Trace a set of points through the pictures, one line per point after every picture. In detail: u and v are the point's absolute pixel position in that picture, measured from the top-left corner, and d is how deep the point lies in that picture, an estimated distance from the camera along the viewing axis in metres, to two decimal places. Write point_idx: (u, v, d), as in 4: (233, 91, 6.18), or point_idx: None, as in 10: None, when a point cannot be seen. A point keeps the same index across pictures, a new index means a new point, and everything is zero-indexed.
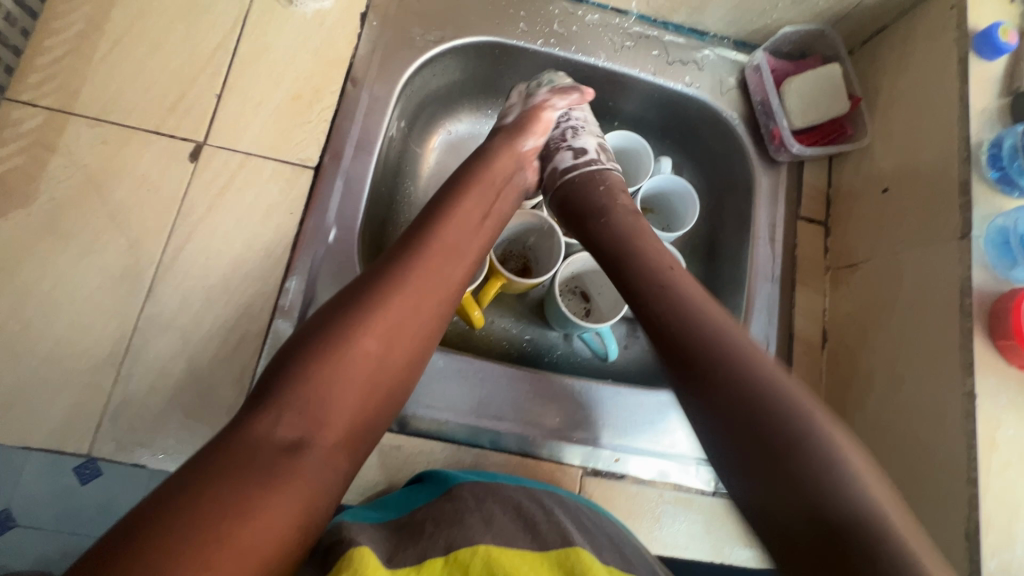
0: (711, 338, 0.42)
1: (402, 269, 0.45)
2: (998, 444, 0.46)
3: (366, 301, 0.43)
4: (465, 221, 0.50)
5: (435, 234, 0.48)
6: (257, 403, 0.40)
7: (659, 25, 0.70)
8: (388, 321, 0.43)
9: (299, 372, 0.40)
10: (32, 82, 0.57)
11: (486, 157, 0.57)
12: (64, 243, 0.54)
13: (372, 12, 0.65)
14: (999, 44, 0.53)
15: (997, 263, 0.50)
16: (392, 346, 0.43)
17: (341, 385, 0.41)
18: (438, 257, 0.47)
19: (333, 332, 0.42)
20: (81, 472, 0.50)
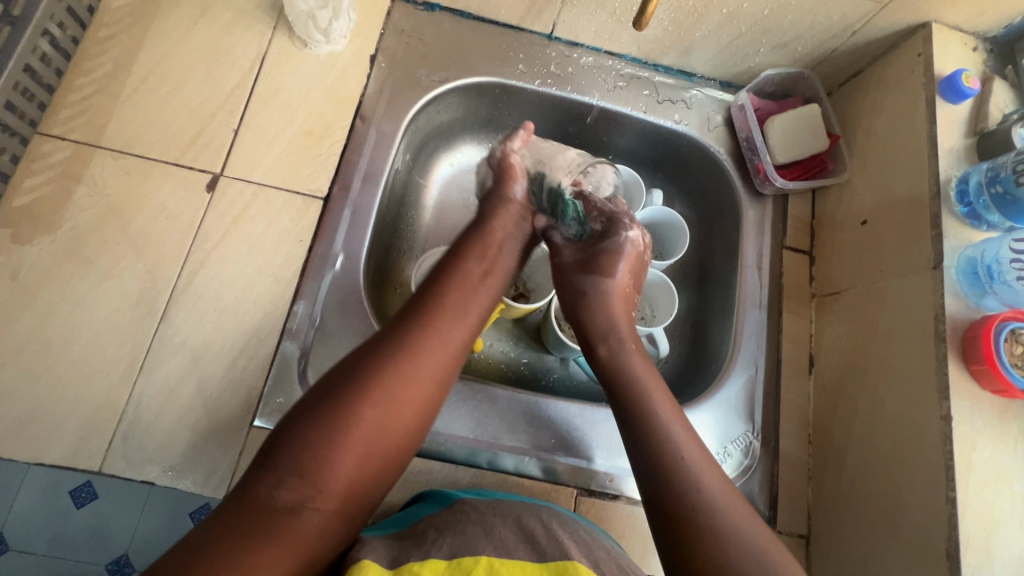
0: (647, 414, 0.49)
1: (405, 336, 0.48)
2: (974, 466, 0.48)
3: (370, 367, 0.46)
4: (469, 284, 0.54)
5: (440, 302, 0.51)
6: (263, 464, 0.42)
7: (650, 67, 0.75)
8: (388, 389, 0.45)
9: (303, 435, 0.42)
10: (62, 118, 0.61)
11: (484, 217, 0.60)
12: (85, 268, 0.57)
13: (381, 54, 0.70)
14: (962, 89, 0.58)
15: (968, 292, 0.52)
16: (389, 414, 0.45)
17: (341, 451, 0.42)
18: (441, 322, 0.50)
19: (337, 397, 0.44)
20: (88, 491, 0.52)
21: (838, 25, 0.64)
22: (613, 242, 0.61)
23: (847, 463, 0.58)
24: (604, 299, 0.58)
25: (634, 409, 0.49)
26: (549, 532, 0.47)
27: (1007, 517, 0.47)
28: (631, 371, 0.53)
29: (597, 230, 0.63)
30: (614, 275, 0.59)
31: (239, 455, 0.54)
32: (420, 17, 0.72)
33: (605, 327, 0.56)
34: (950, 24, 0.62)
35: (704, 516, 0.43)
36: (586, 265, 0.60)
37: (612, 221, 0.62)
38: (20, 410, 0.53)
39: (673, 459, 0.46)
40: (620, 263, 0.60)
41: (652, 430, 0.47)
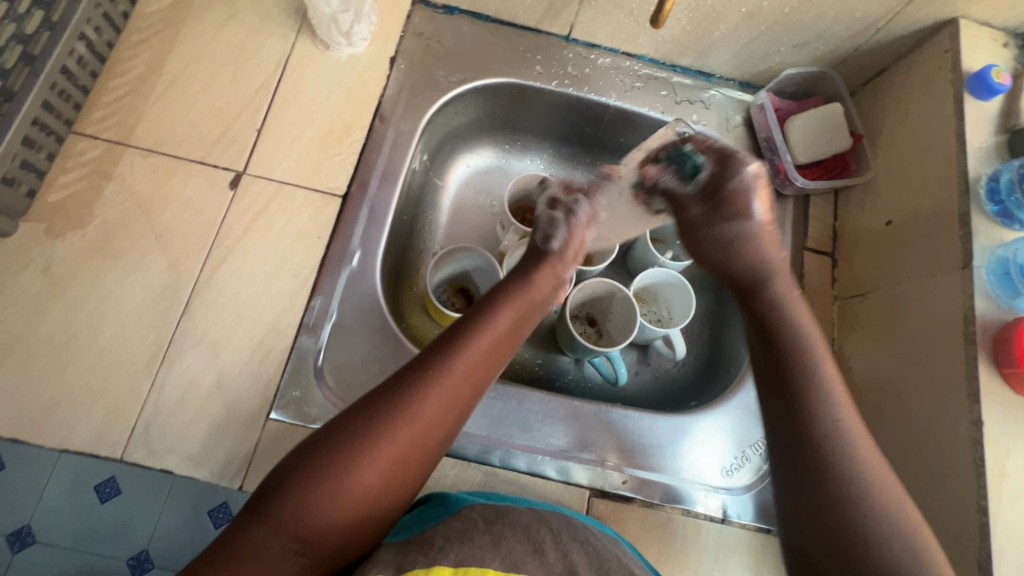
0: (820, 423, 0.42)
1: (417, 398, 0.44)
2: (1008, 473, 0.46)
3: (373, 429, 0.42)
4: (494, 339, 0.49)
5: (460, 359, 0.46)
6: (260, 505, 0.41)
7: (668, 67, 0.75)
8: (392, 456, 0.42)
9: (301, 487, 0.41)
10: (96, 118, 0.64)
11: (524, 274, 0.53)
12: (113, 261, 0.59)
13: (400, 56, 0.71)
14: (992, 85, 0.56)
15: (1000, 293, 0.51)
16: (390, 480, 0.43)
17: (335, 513, 0.41)
18: (457, 384, 0.45)
19: (339, 453, 0.42)
20: (109, 487, 0.53)
21: (861, 22, 0.63)
22: (735, 181, 0.47)
23: None
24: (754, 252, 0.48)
25: (803, 378, 0.44)
26: (558, 546, 0.46)
27: None
28: (795, 329, 0.46)
29: (709, 172, 0.48)
30: (753, 215, 0.48)
31: (255, 446, 0.55)
32: (439, 20, 0.73)
33: (757, 286, 0.49)
34: (978, 20, 0.60)
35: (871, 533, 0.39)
36: (718, 214, 0.49)
37: (718, 161, 0.48)
38: (47, 398, 0.54)
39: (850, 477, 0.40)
40: (754, 199, 0.48)
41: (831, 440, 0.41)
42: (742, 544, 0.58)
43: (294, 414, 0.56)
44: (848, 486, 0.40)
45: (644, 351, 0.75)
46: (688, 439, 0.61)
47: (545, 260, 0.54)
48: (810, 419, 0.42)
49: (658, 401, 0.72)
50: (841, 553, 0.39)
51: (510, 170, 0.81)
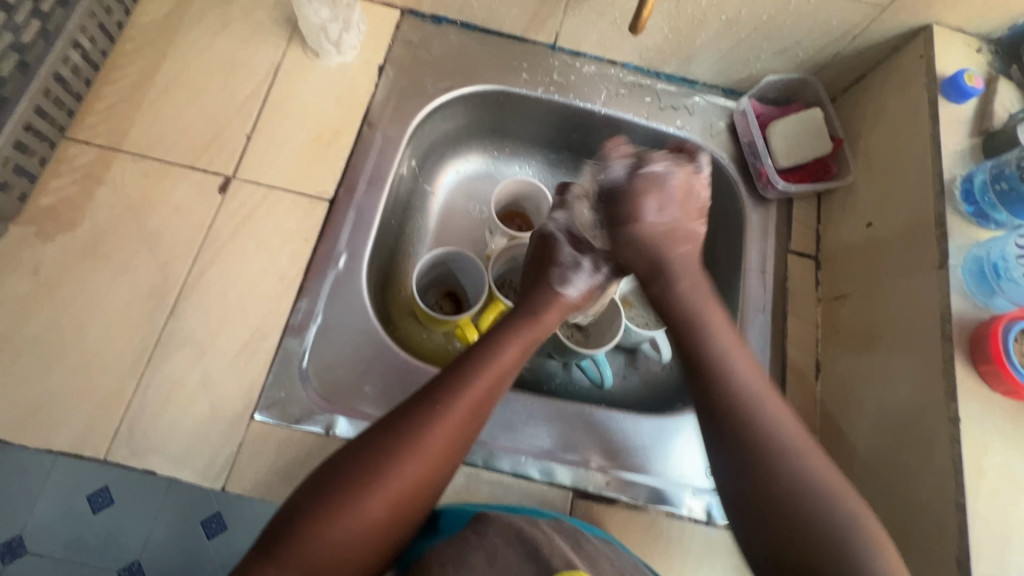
0: (740, 408, 0.47)
1: (423, 435, 0.46)
2: (985, 471, 0.46)
3: (382, 462, 0.45)
4: (496, 375, 0.51)
5: (464, 396, 0.49)
6: (270, 539, 0.43)
7: (652, 75, 0.76)
8: (399, 491, 0.45)
9: (312, 523, 0.43)
10: (89, 124, 0.65)
11: (532, 310, 0.57)
12: (101, 264, 0.60)
13: (389, 64, 0.72)
14: (965, 88, 0.58)
15: (977, 292, 0.51)
16: (397, 513, 0.45)
17: (345, 546, 0.43)
18: (461, 421, 0.48)
19: (349, 488, 0.44)
20: (96, 498, 0.53)
21: (838, 29, 0.64)
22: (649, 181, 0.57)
23: (855, 471, 0.56)
24: (660, 243, 0.56)
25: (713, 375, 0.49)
26: (551, 543, 0.47)
27: (1019, 525, 0.45)
28: (695, 312, 0.53)
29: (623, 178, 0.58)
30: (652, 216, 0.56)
31: (239, 447, 0.55)
32: (428, 29, 0.74)
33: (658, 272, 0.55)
34: (952, 26, 0.61)
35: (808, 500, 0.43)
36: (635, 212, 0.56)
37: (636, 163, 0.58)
38: (32, 399, 0.55)
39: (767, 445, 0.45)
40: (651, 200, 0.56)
41: (746, 419, 0.46)
42: (727, 545, 0.57)
43: (279, 414, 0.57)
44: (779, 459, 0.44)
45: (632, 354, 0.76)
46: (673, 439, 0.62)
47: (548, 294, 0.59)
48: (726, 399, 0.48)
49: (644, 404, 0.73)
50: (794, 524, 0.42)
51: (499, 177, 0.83)
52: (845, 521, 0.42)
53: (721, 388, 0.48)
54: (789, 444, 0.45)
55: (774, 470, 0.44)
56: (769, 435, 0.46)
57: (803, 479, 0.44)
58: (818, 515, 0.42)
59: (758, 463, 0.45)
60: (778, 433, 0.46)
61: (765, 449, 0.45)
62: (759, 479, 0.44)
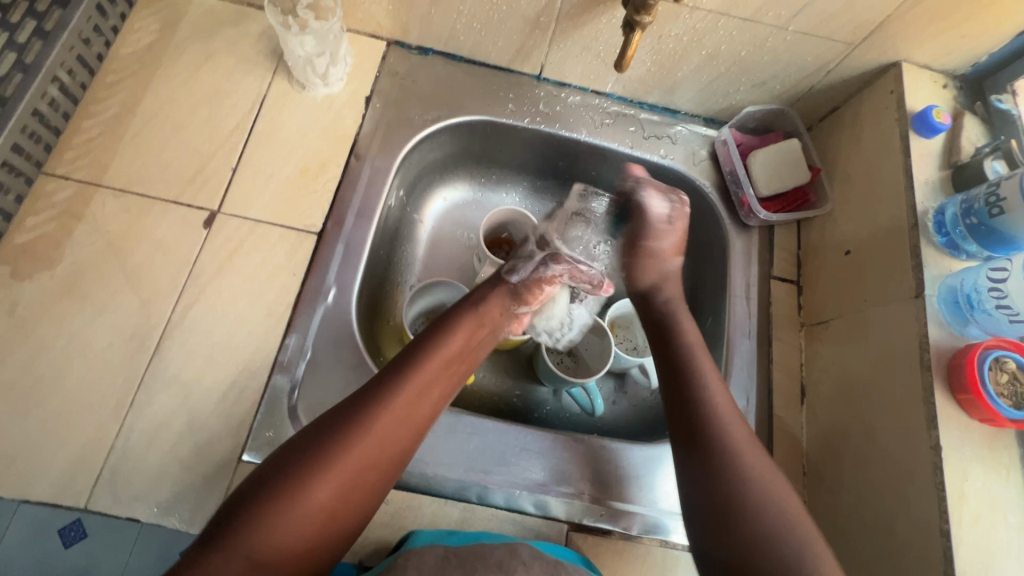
0: (712, 419, 0.53)
1: (373, 417, 0.47)
2: (967, 496, 0.48)
3: (331, 442, 0.45)
4: (445, 360, 0.53)
5: (412, 378, 0.50)
6: (212, 534, 0.41)
7: (636, 105, 0.78)
8: (349, 473, 0.45)
9: (260, 510, 0.42)
10: (67, 159, 0.64)
11: (481, 302, 0.60)
12: (81, 304, 0.58)
13: (376, 95, 0.72)
14: (934, 124, 0.60)
15: (952, 321, 0.53)
16: (347, 497, 0.45)
17: (291, 533, 0.42)
18: (411, 403, 0.49)
19: (296, 470, 0.44)
20: (66, 534, 0.51)
21: (813, 64, 0.67)
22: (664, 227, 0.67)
23: (842, 496, 0.57)
24: (671, 279, 0.67)
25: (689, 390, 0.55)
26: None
27: (1001, 549, 0.47)
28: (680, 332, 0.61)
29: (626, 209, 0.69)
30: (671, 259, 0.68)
31: (226, 490, 0.54)
32: (414, 61, 0.75)
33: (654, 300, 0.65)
34: (919, 63, 0.64)
35: (754, 507, 0.48)
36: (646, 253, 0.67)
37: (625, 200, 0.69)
38: (8, 446, 0.53)
39: (732, 454, 0.51)
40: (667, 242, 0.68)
41: (714, 428, 0.52)
42: None
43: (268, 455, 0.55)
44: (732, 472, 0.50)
45: (621, 379, 0.76)
46: (665, 467, 0.62)
47: (498, 285, 0.61)
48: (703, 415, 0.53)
49: (635, 430, 0.73)
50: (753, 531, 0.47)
51: (486, 204, 0.83)
52: (793, 533, 0.46)
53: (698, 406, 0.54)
54: (752, 460, 0.50)
55: (732, 479, 0.49)
56: (734, 449, 0.51)
57: (750, 475, 0.49)
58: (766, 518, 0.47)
59: (723, 473, 0.50)
60: (738, 437, 0.52)
61: (730, 463, 0.50)
62: (721, 487, 0.49)
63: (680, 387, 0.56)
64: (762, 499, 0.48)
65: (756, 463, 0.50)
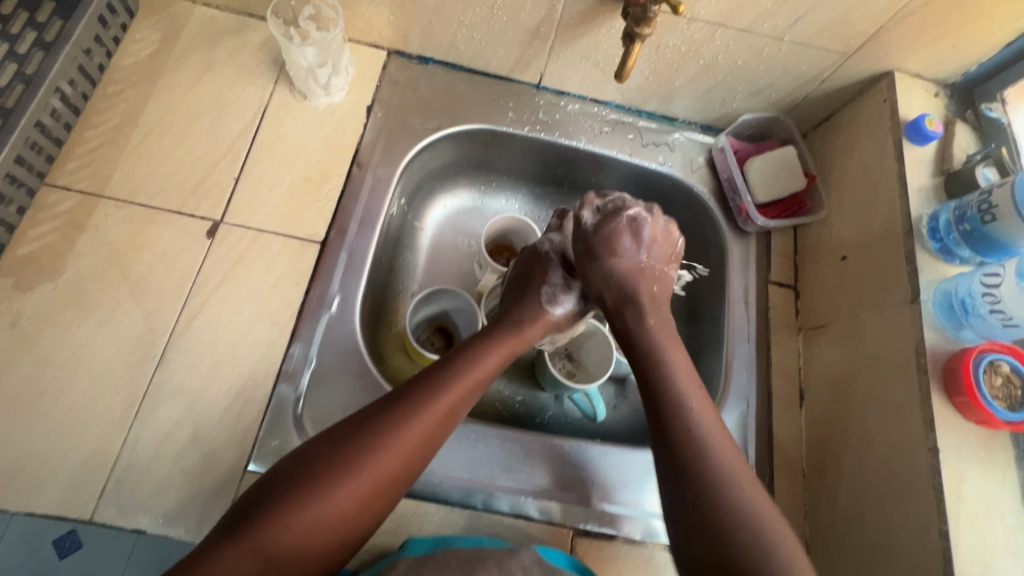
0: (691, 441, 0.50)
1: (402, 431, 0.47)
2: (964, 497, 0.49)
3: (361, 451, 0.45)
4: (479, 379, 0.53)
5: (446, 395, 0.50)
6: (232, 523, 0.42)
7: (634, 112, 0.79)
8: (374, 482, 0.45)
9: (280, 508, 0.42)
10: (69, 169, 0.64)
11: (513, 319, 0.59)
12: (85, 315, 0.58)
13: (377, 104, 0.73)
14: (926, 132, 0.62)
15: (946, 325, 0.55)
16: (368, 505, 0.45)
17: (308, 534, 0.42)
18: (443, 421, 0.49)
19: (324, 473, 0.44)
20: (60, 544, 0.51)
21: (808, 73, 0.68)
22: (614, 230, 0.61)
23: (841, 497, 0.58)
24: (631, 277, 0.60)
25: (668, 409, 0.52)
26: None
27: (997, 548, 0.48)
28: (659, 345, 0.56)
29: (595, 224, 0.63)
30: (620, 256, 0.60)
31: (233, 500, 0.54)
32: (415, 70, 0.75)
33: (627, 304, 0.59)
34: (911, 72, 0.66)
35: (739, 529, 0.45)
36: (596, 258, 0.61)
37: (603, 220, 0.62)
38: (12, 459, 0.53)
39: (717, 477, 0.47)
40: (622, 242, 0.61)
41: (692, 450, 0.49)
42: None
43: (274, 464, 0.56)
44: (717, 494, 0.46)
45: (622, 384, 0.77)
46: None
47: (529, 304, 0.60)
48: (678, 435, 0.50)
49: (636, 434, 0.74)
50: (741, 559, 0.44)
51: (486, 211, 0.84)
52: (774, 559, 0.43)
53: (681, 427, 0.50)
54: (738, 484, 0.47)
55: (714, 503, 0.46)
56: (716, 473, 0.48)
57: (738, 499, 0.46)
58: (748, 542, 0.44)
59: (708, 499, 0.46)
60: (720, 460, 0.48)
61: (717, 486, 0.47)
62: (704, 512, 0.46)
63: (659, 405, 0.52)
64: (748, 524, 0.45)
65: (741, 479, 0.47)
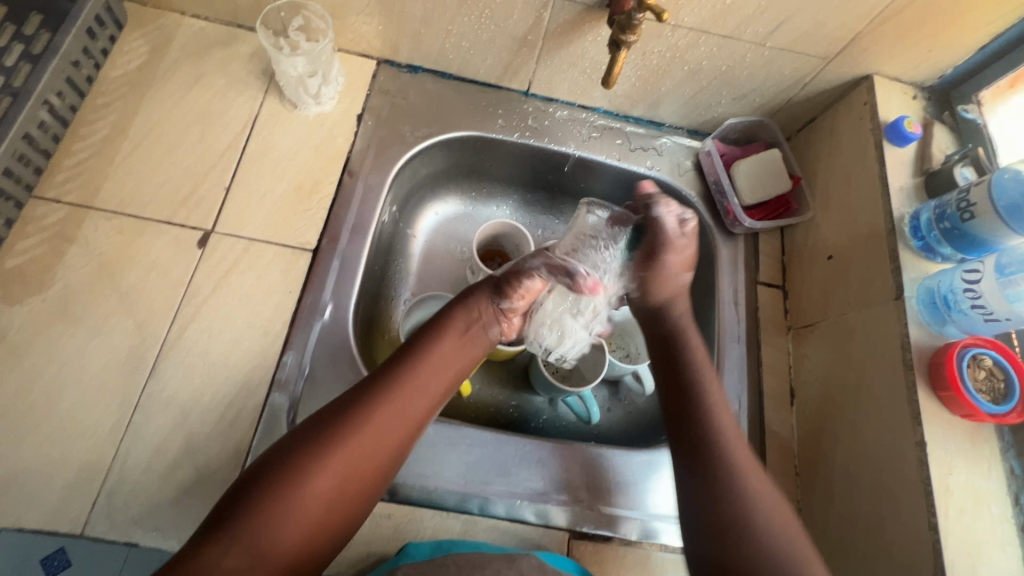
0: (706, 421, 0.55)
1: (367, 414, 0.49)
2: (952, 490, 0.50)
3: (328, 435, 0.48)
4: (439, 362, 0.56)
5: (407, 377, 0.53)
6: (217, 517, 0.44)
7: (622, 118, 0.80)
8: (345, 464, 0.47)
9: (260, 497, 0.44)
10: (57, 181, 0.63)
11: (473, 302, 0.62)
12: (75, 326, 0.58)
13: (367, 113, 0.73)
14: (905, 133, 0.63)
15: (931, 321, 0.56)
16: (344, 492, 0.47)
17: (288, 524, 0.44)
18: (403, 402, 0.51)
19: (295, 459, 0.46)
20: (48, 561, 0.50)
21: (791, 78, 0.69)
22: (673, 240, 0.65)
23: (833, 493, 0.59)
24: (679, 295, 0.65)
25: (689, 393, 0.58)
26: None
27: (985, 539, 0.49)
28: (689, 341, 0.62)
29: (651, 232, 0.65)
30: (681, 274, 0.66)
31: None
32: (404, 78, 0.76)
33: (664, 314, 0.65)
34: (890, 76, 0.68)
35: (743, 501, 0.50)
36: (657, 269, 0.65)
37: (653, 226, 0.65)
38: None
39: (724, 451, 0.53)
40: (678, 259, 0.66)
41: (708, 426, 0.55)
42: None
43: None
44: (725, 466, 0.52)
45: (615, 387, 0.77)
46: (662, 472, 0.63)
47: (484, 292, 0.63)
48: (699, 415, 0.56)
49: (630, 436, 0.74)
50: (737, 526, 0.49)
51: (477, 217, 0.84)
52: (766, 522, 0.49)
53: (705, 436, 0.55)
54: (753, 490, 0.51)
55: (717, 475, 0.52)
56: (727, 450, 0.53)
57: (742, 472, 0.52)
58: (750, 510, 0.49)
59: (716, 479, 0.51)
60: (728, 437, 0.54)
61: (732, 489, 0.51)
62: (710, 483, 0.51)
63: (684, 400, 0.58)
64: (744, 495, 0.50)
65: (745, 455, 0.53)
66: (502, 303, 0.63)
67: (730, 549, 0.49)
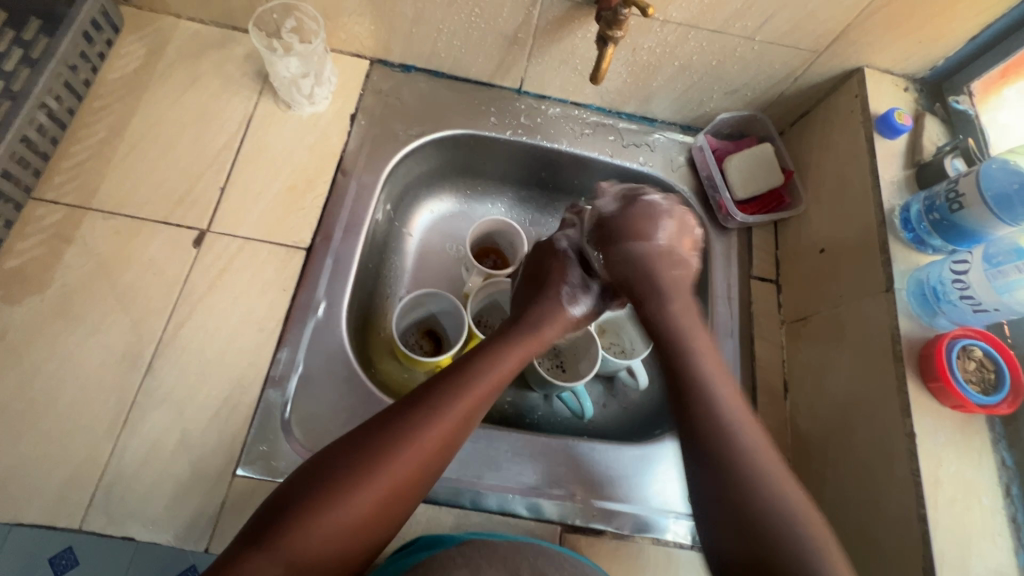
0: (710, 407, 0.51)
1: (414, 437, 0.47)
2: (941, 482, 0.50)
3: (375, 455, 0.45)
4: (492, 380, 0.53)
5: (457, 399, 0.50)
6: (257, 527, 0.42)
7: (614, 114, 0.80)
8: (390, 485, 0.45)
9: (301, 514, 0.42)
10: (56, 183, 0.64)
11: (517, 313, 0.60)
12: (73, 325, 0.59)
13: (361, 112, 0.74)
14: (896, 125, 0.63)
15: (920, 313, 0.56)
16: (385, 510, 0.45)
17: (327, 541, 0.42)
18: (451, 423, 0.49)
19: (339, 480, 0.44)
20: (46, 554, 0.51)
21: (781, 72, 0.69)
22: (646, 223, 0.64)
23: (826, 487, 0.58)
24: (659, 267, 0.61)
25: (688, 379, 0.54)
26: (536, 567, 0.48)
27: (975, 530, 0.49)
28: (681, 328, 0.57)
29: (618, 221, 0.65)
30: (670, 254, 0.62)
31: (220, 506, 0.54)
32: (397, 78, 0.77)
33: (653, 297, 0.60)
34: (881, 68, 0.68)
35: (759, 497, 0.46)
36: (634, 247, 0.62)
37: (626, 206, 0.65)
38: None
39: (732, 444, 0.49)
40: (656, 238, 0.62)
41: (712, 412, 0.51)
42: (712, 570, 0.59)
43: (262, 468, 0.56)
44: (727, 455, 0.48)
45: (609, 382, 0.77)
46: (656, 466, 0.63)
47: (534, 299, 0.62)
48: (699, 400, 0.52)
49: (625, 433, 0.75)
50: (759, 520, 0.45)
51: (472, 215, 0.85)
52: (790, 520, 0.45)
53: (713, 428, 0.50)
54: (777, 497, 0.46)
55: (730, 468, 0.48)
56: (731, 440, 0.49)
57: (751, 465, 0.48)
58: (766, 502, 0.46)
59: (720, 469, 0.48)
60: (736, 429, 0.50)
61: (750, 481, 0.47)
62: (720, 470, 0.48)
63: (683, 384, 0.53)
64: (763, 496, 0.46)
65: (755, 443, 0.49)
66: (557, 309, 0.62)
67: (756, 543, 0.45)
